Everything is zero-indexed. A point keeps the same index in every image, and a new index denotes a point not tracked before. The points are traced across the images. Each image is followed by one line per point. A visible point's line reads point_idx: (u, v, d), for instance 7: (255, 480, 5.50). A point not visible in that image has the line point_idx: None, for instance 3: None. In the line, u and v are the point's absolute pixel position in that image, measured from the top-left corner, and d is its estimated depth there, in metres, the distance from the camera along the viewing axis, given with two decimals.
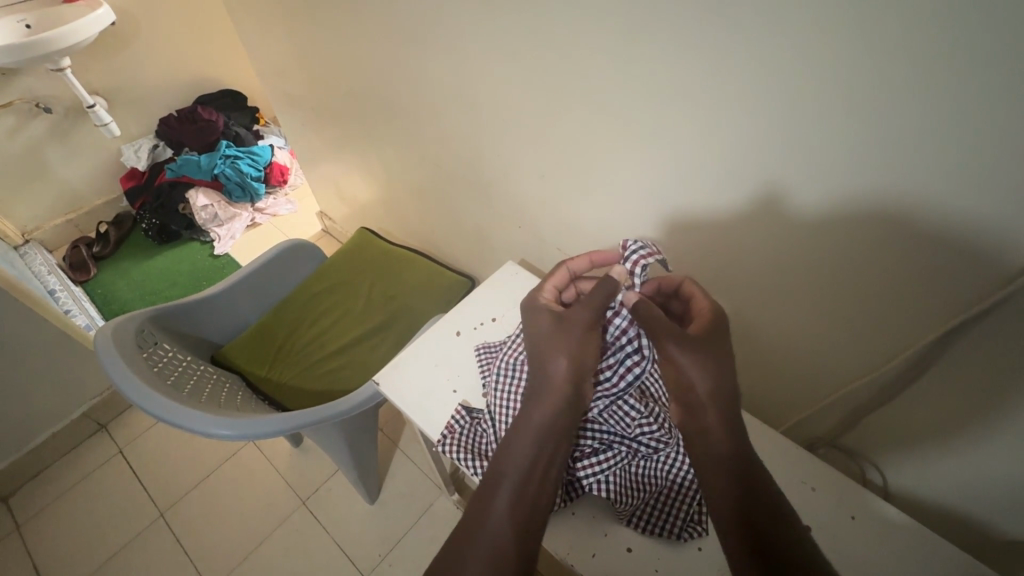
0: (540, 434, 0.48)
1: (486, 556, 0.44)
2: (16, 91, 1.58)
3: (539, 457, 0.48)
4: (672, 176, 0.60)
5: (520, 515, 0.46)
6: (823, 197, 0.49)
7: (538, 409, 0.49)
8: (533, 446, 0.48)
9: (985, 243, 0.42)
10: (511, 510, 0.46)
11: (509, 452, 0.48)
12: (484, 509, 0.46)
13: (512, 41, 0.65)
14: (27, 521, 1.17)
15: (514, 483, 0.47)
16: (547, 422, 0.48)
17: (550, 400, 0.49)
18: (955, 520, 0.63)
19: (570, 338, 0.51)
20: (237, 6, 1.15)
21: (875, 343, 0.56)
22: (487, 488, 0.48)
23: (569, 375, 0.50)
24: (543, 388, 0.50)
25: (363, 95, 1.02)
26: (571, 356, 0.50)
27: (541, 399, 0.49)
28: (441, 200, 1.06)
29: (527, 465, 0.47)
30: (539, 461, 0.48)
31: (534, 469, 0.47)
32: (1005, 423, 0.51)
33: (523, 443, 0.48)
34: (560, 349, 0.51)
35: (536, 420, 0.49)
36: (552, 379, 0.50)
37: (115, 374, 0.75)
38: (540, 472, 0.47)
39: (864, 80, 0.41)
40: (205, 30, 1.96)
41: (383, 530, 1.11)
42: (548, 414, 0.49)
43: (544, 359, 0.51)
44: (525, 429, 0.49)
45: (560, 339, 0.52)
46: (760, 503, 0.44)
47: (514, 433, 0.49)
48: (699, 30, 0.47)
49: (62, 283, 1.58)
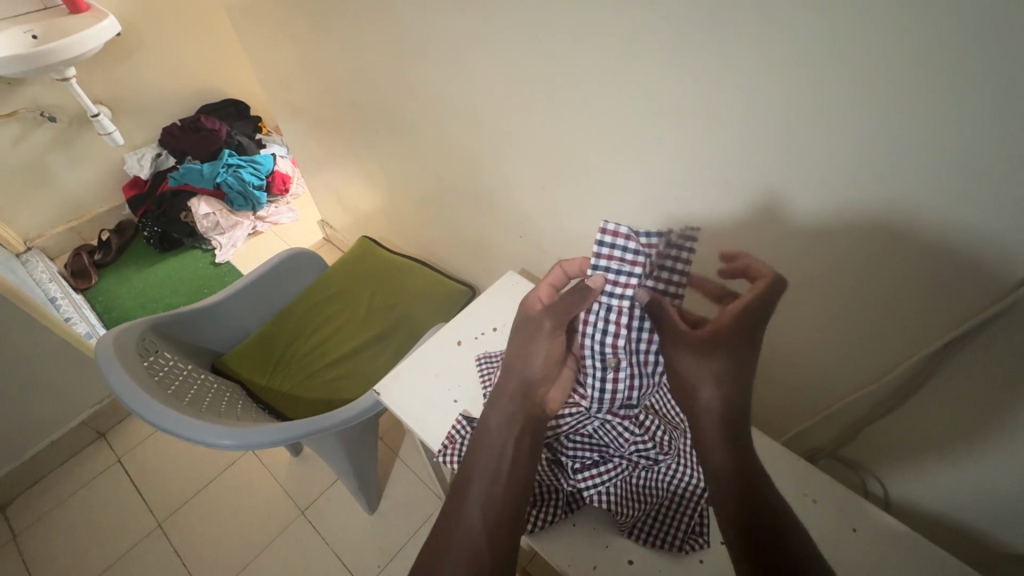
0: (500, 435, 0.50)
1: (459, 555, 0.44)
2: (21, 100, 1.59)
3: (500, 461, 0.48)
4: (671, 186, 0.61)
5: (495, 519, 0.46)
6: (822, 207, 0.50)
7: (496, 411, 0.51)
8: (498, 448, 0.49)
9: (983, 256, 0.43)
10: (485, 513, 0.46)
11: (481, 455, 0.49)
12: (461, 511, 0.47)
13: (514, 53, 0.65)
14: (24, 531, 1.17)
15: (490, 487, 0.47)
16: (508, 424, 0.50)
17: (505, 404, 0.51)
18: (957, 533, 0.63)
19: (534, 342, 0.53)
20: (243, 18, 1.17)
21: (876, 354, 0.57)
22: (468, 490, 0.48)
23: (532, 378, 0.52)
24: (507, 391, 0.52)
25: (366, 105, 1.03)
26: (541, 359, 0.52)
27: (505, 398, 0.51)
28: (442, 209, 1.07)
29: (499, 468, 0.48)
30: (501, 464, 0.48)
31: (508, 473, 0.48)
32: (1007, 436, 0.51)
33: (491, 445, 0.49)
34: (526, 352, 0.53)
35: (498, 422, 0.50)
36: (514, 383, 0.52)
37: (116, 383, 0.75)
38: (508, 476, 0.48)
39: (866, 93, 0.41)
40: (209, 40, 1.99)
41: (382, 541, 1.10)
42: (506, 415, 0.50)
43: (511, 365, 0.53)
44: (488, 430, 0.50)
45: (524, 343, 0.53)
46: (756, 514, 0.43)
47: (481, 438, 0.50)
48: (703, 43, 0.48)
49: (63, 291, 1.58)
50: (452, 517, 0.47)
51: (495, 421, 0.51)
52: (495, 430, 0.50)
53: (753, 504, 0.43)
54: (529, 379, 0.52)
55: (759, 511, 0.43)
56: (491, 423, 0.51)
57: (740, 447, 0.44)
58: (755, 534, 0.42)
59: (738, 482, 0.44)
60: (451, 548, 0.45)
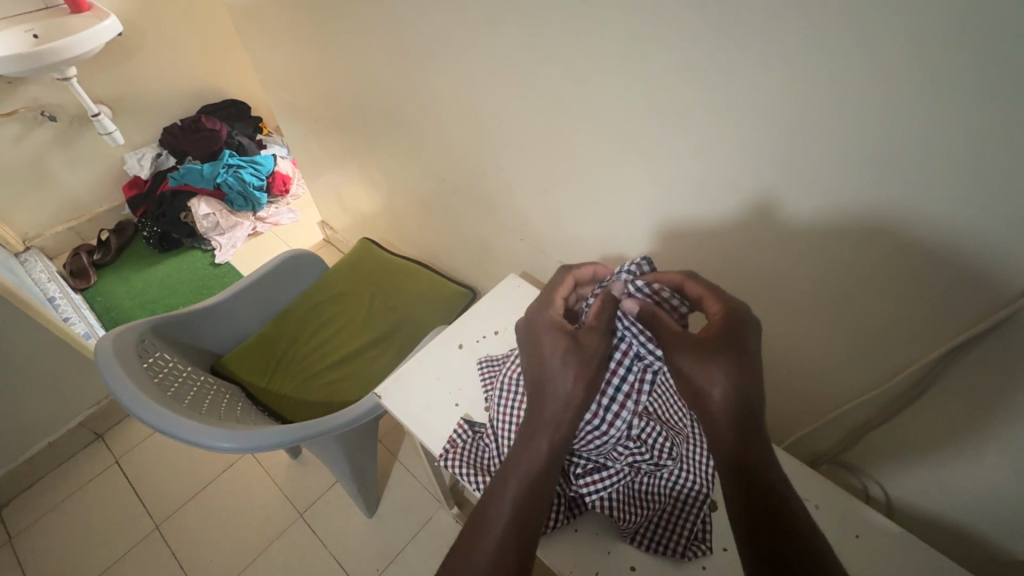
0: (538, 461, 0.45)
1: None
2: (21, 100, 1.58)
3: (537, 485, 0.44)
4: (673, 192, 0.61)
5: (521, 554, 0.41)
6: (822, 212, 0.50)
7: (535, 438, 0.46)
8: (532, 473, 0.45)
9: (986, 264, 0.43)
10: (515, 535, 0.42)
11: (510, 477, 0.45)
12: (477, 542, 0.42)
13: (517, 57, 0.65)
14: (20, 533, 1.16)
15: (510, 515, 0.43)
16: (548, 451, 0.45)
17: (545, 430, 0.46)
18: (961, 540, 0.62)
19: (574, 363, 0.47)
20: (245, 19, 1.17)
21: (878, 360, 0.56)
22: (488, 506, 0.44)
23: (572, 406, 0.46)
24: (542, 419, 0.46)
25: (368, 107, 1.03)
26: (577, 383, 0.47)
27: (541, 428, 0.46)
28: (444, 213, 1.07)
29: (531, 489, 0.44)
30: (535, 488, 0.44)
31: (532, 497, 0.44)
32: (1006, 441, 0.51)
33: (525, 470, 0.45)
34: (554, 376, 0.47)
35: (536, 452, 0.45)
36: (547, 411, 0.46)
37: (114, 384, 0.74)
38: (537, 494, 0.44)
39: (862, 100, 0.42)
40: (210, 40, 1.98)
41: (382, 544, 1.10)
42: (545, 442, 0.45)
43: (545, 389, 0.47)
44: (524, 458, 0.45)
45: (568, 366, 0.47)
46: (773, 517, 0.39)
47: (505, 466, 0.46)
48: (704, 50, 0.48)
49: (62, 291, 1.58)
50: (468, 549, 0.42)
51: (530, 452, 0.45)
52: (529, 455, 0.45)
53: (768, 507, 0.39)
54: (569, 404, 0.46)
55: (769, 516, 0.39)
56: (523, 454, 0.46)
57: (754, 445, 0.40)
58: (768, 542, 0.38)
59: (748, 482, 0.40)
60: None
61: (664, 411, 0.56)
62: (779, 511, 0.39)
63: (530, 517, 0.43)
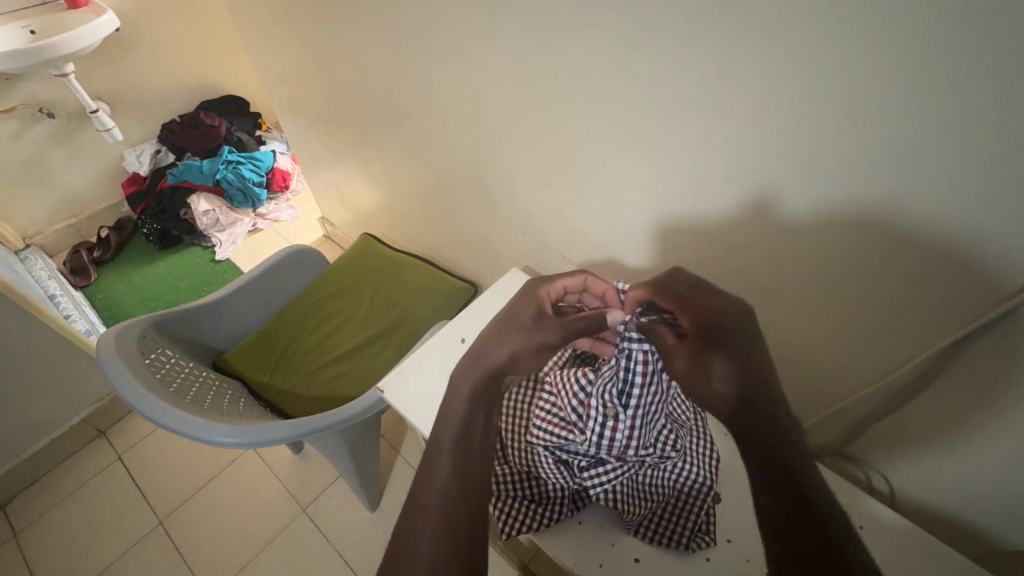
0: (470, 409, 0.50)
1: (430, 534, 0.44)
2: (19, 97, 1.57)
3: (469, 435, 0.49)
4: (673, 184, 0.61)
5: (459, 495, 0.46)
6: (826, 203, 0.49)
7: (466, 381, 0.51)
8: (462, 420, 0.50)
9: (989, 257, 0.43)
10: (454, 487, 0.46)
11: (447, 423, 0.50)
12: (430, 484, 0.47)
13: (518, 50, 0.65)
14: (25, 528, 1.16)
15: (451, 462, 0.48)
16: (474, 396, 0.51)
17: (477, 376, 0.51)
18: (962, 531, 0.63)
19: (525, 332, 0.52)
20: (242, 12, 1.16)
21: (881, 352, 0.56)
22: (434, 456, 0.49)
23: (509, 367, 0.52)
24: (481, 368, 0.52)
25: (367, 100, 1.02)
26: (518, 349, 0.52)
27: (473, 375, 0.51)
28: (445, 208, 1.06)
29: (463, 441, 0.49)
30: (469, 439, 0.49)
31: (462, 447, 0.49)
32: (1010, 433, 0.51)
33: (456, 414, 0.50)
34: (506, 338, 0.52)
35: (463, 393, 0.51)
36: (489, 366, 0.52)
37: (116, 380, 0.74)
38: (473, 450, 0.49)
39: (863, 89, 0.41)
40: (207, 35, 1.97)
41: (384, 538, 1.10)
42: (477, 388, 0.51)
43: (495, 348, 0.52)
44: (457, 400, 0.51)
45: (520, 335, 0.52)
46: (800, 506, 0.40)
47: (445, 408, 0.52)
48: (705, 42, 0.47)
49: (63, 288, 1.58)
50: (417, 490, 0.47)
51: (461, 396, 0.51)
52: (463, 401, 0.51)
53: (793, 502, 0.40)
54: (503, 362, 0.52)
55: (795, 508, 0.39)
56: (456, 398, 0.51)
57: (761, 441, 0.41)
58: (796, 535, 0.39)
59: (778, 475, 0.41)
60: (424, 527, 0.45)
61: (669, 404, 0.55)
62: (799, 499, 0.40)
63: (467, 471, 0.47)
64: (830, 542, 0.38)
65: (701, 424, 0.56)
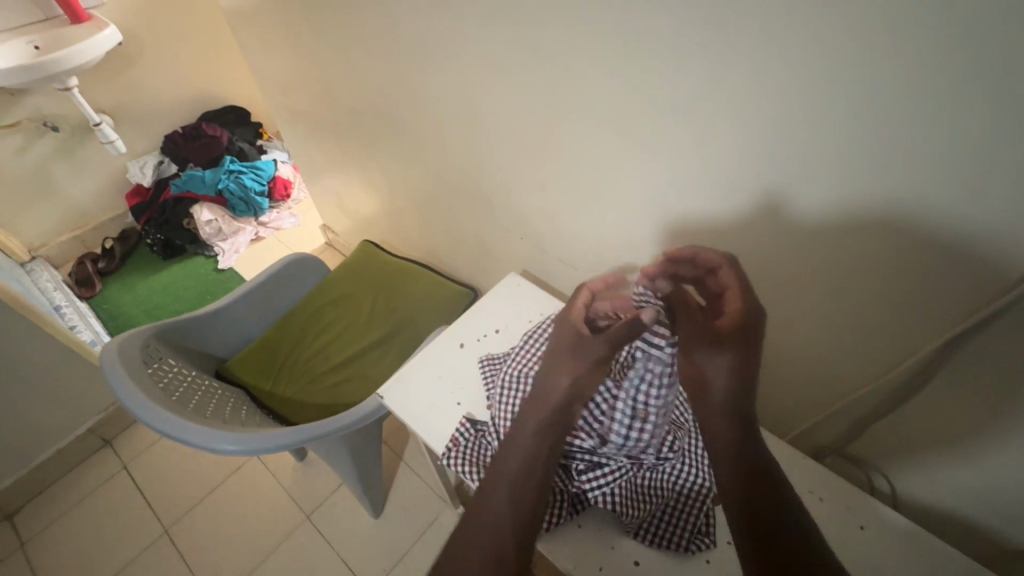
0: (533, 444, 0.49)
1: (483, 565, 0.44)
2: (23, 111, 1.60)
3: (531, 473, 0.48)
4: (667, 187, 0.61)
5: (514, 536, 0.45)
6: (820, 201, 0.49)
7: (528, 419, 0.50)
8: (523, 459, 0.49)
9: (985, 250, 0.43)
10: (507, 522, 0.46)
11: (504, 461, 0.49)
12: (481, 509, 0.48)
13: (513, 57, 0.66)
14: (31, 539, 1.17)
15: (507, 491, 0.47)
16: (540, 435, 0.49)
17: (539, 411, 0.50)
18: (967, 530, 0.62)
19: (578, 359, 0.51)
20: (242, 24, 1.17)
21: (880, 349, 0.56)
22: (483, 496, 0.48)
23: (564, 395, 0.50)
24: (539, 402, 0.51)
25: (365, 108, 1.03)
26: (571, 376, 0.51)
27: (533, 411, 0.51)
28: (442, 213, 1.07)
29: (523, 482, 0.48)
30: (529, 477, 0.48)
31: (524, 489, 0.47)
32: (1011, 429, 0.51)
33: (517, 453, 0.49)
34: (555, 368, 0.52)
35: (528, 432, 0.50)
36: (544, 397, 0.51)
37: (120, 390, 0.75)
38: (531, 487, 0.47)
39: (856, 86, 0.41)
40: (208, 47, 1.99)
41: (388, 544, 1.11)
42: (537, 426, 0.50)
43: (546, 379, 0.52)
44: (520, 439, 0.50)
45: (571, 359, 0.51)
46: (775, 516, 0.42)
47: (505, 449, 0.50)
48: (696, 43, 0.48)
49: (68, 299, 1.59)
50: (470, 530, 0.47)
51: (523, 436, 0.50)
52: (523, 440, 0.50)
53: (774, 515, 0.42)
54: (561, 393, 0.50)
55: (781, 521, 0.42)
56: (518, 437, 0.50)
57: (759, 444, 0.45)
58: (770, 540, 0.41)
59: (767, 487, 0.44)
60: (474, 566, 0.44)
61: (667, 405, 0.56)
62: (793, 517, 0.43)
63: (524, 510, 0.47)
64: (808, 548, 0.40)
65: None
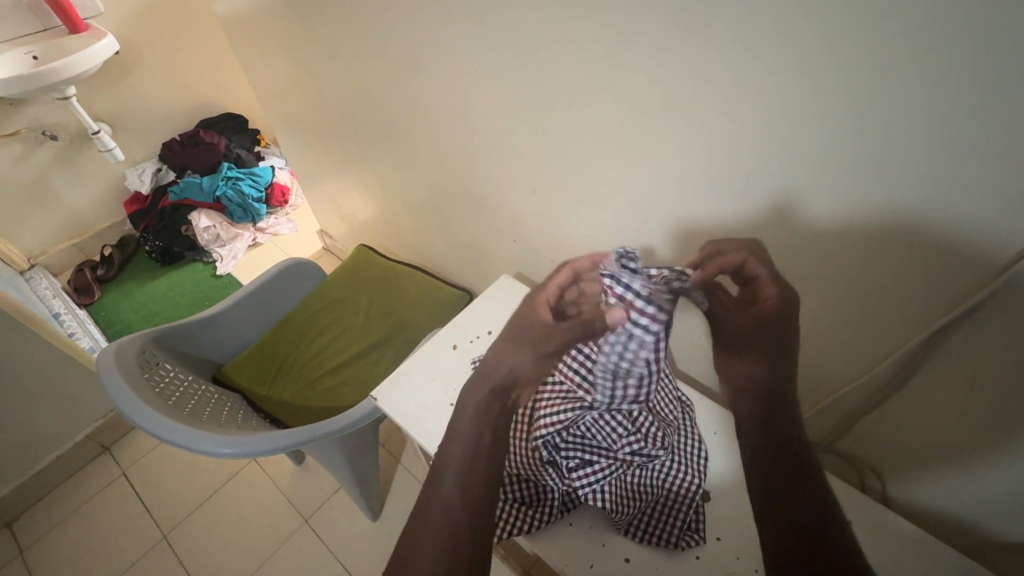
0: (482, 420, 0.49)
1: (434, 545, 0.42)
2: (22, 121, 1.61)
3: (480, 447, 0.48)
4: (655, 188, 0.62)
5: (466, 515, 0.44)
6: (802, 199, 0.50)
7: (475, 396, 0.51)
8: (471, 435, 0.48)
9: (963, 245, 0.43)
10: (463, 500, 0.45)
11: (456, 436, 0.49)
12: (435, 490, 0.46)
13: (503, 62, 0.67)
14: (30, 546, 1.17)
15: (460, 466, 0.46)
16: (484, 410, 0.49)
17: (488, 387, 0.50)
18: (957, 527, 0.62)
19: (524, 338, 0.50)
20: (238, 33, 1.19)
21: (867, 346, 0.56)
22: (438, 474, 0.47)
23: (515, 373, 0.50)
24: (488, 381, 0.51)
25: (359, 114, 1.04)
26: (521, 355, 0.50)
27: (479, 389, 0.51)
28: (437, 217, 1.08)
29: (473, 459, 0.47)
30: (481, 451, 0.48)
31: (475, 465, 0.47)
32: (996, 424, 0.51)
33: (465, 428, 0.49)
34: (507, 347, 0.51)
35: (476, 408, 0.50)
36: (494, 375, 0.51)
37: (115, 395, 0.75)
38: (483, 461, 0.47)
39: (836, 85, 0.42)
40: (205, 55, 2.01)
41: (386, 548, 1.11)
42: (483, 401, 0.50)
43: (495, 357, 0.52)
44: (469, 415, 0.50)
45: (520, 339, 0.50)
46: (803, 510, 0.38)
47: (456, 427, 0.50)
48: (681, 45, 0.49)
49: (66, 307, 1.60)
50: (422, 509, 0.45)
51: (472, 413, 0.50)
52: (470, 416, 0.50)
53: (806, 507, 0.38)
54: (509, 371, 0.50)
55: (804, 508, 0.38)
56: (467, 414, 0.50)
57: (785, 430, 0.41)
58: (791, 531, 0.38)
59: (794, 474, 0.40)
60: (426, 547, 0.42)
61: (658, 402, 0.56)
62: (818, 508, 0.39)
63: (477, 486, 0.45)
64: (830, 542, 0.37)
65: (688, 421, 0.57)
